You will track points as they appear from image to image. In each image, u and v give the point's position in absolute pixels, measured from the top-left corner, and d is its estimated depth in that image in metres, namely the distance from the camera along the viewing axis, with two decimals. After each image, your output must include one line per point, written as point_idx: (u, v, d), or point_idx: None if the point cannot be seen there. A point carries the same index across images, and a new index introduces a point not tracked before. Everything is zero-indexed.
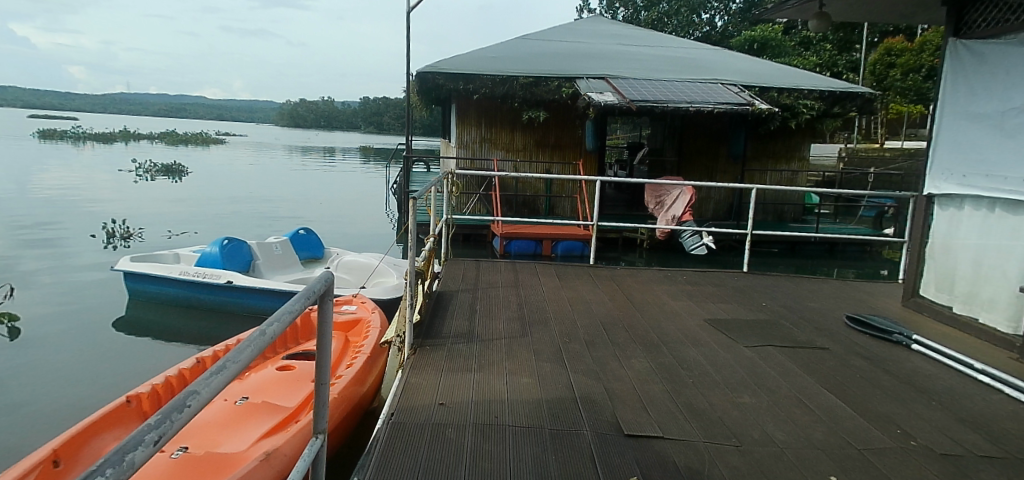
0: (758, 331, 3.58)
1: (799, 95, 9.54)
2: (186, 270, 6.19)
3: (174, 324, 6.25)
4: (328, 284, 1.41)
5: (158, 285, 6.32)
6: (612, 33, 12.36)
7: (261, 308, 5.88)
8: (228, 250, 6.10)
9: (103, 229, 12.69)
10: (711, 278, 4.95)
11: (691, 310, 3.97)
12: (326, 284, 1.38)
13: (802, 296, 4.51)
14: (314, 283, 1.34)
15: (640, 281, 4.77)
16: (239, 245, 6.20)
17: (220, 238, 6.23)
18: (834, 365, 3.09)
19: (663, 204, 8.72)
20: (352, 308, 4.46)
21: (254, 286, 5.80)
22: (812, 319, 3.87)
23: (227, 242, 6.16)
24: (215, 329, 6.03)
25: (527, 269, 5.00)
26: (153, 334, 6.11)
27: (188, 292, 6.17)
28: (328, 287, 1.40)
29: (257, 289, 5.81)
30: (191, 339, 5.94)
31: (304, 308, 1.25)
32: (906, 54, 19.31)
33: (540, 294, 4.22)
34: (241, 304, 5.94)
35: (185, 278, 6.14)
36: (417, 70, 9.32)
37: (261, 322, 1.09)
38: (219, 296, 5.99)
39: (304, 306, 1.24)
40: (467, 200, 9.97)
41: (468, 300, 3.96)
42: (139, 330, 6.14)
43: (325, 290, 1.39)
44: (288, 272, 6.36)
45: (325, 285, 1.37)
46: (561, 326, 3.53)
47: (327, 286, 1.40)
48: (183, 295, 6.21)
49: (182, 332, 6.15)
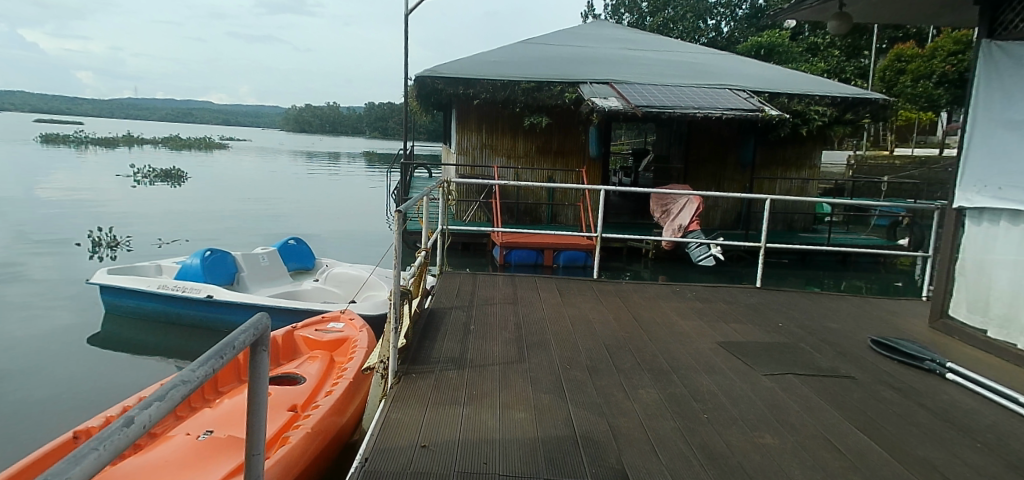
0: (776, 356, 3.28)
1: (810, 101, 9.26)
2: (165, 283, 5.89)
3: (156, 338, 5.98)
4: (259, 331, 1.15)
5: (138, 299, 6.03)
6: (617, 37, 12.11)
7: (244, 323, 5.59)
8: (209, 262, 5.81)
9: (98, 234, 12.49)
10: (722, 294, 4.65)
11: (702, 331, 3.68)
12: (259, 330, 1.15)
13: (821, 315, 4.21)
14: (237, 334, 1.07)
15: (646, 297, 4.48)
16: (222, 257, 5.91)
17: (201, 249, 5.93)
18: (862, 398, 2.80)
19: (670, 212, 8.50)
20: (339, 326, 4.15)
21: (236, 301, 5.51)
22: (834, 343, 3.57)
23: (209, 253, 5.85)
24: (199, 344, 5.76)
25: (526, 284, 4.70)
26: (133, 351, 5.83)
27: (170, 307, 5.88)
28: (258, 336, 1.14)
29: (240, 304, 5.52)
30: (171, 357, 5.65)
31: (212, 371, 0.97)
32: (917, 60, 19.00)
33: (541, 312, 3.93)
34: (223, 320, 5.65)
35: (164, 292, 5.85)
36: (416, 74, 9.08)
37: (133, 407, 0.82)
38: (201, 310, 5.70)
39: (213, 369, 0.97)
40: (466, 208, 9.69)
41: (462, 320, 3.67)
42: (116, 347, 5.86)
43: (258, 338, 1.15)
44: (274, 285, 6.07)
45: (257, 334, 1.13)
46: (562, 349, 3.25)
47: (260, 333, 1.16)
48: (163, 309, 5.92)
49: (165, 346, 5.89)
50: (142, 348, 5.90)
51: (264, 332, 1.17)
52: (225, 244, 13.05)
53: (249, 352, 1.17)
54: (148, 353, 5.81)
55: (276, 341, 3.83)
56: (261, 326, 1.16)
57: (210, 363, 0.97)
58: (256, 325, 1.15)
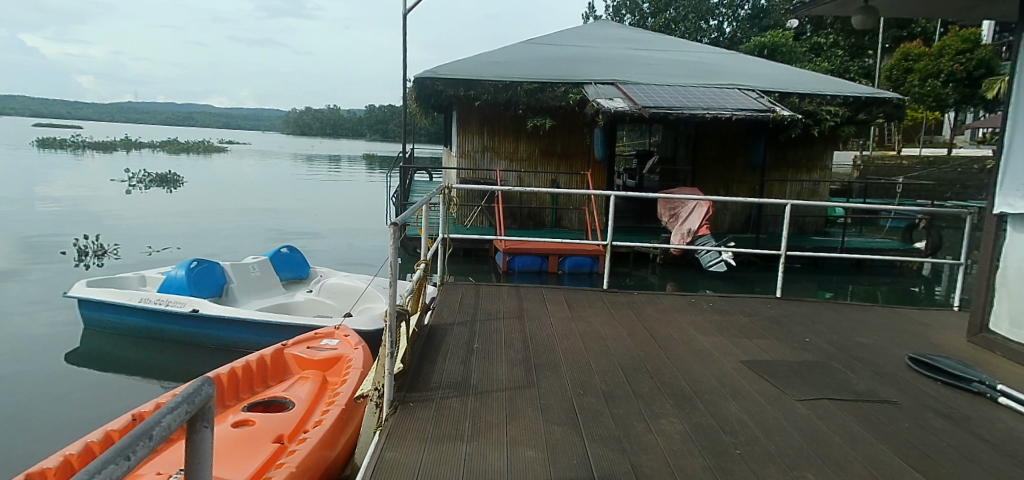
0: (808, 377, 3.00)
1: (821, 101, 8.96)
2: (147, 296, 5.59)
3: (139, 353, 5.68)
4: (193, 406, 0.88)
5: (119, 313, 5.73)
6: (622, 37, 11.86)
7: (234, 338, 5.31)
8: (195, 274, 5.52)
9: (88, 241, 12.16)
10: (741, 305, 4.38)
11: (724, 349, 3.40)
12: (194, 404, 0.87)
13: (848, 328, 3.92)
14: (160, 416, 0.80)
15: (661, 310, 4.19)
16: (210, 267, 5.62)
17: (186, 259, 5.63)
18: (909, 428, 2.51)
19: (678, 216, 8.22)
20: (333, 342, 3.87)
21: (224, 315, 5.23)
22: (869, 361, 3.28)
23: (196, 264, 5.56)
24: (185, 360, 5.46)
25: (532, 296, 4.42)
26: (115, 368, 5.53)
27: (153, 322, 5.59)
28: (192, 412, 0.87)
29: (229, 318, 5.23)
30: (157, 374, 5.37)
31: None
32: (924, 59, 18.71)
33: (550, 328, 3.65)
34: (212, 334, 5.37)
35: (147, 305, 5.56)
36: (416, 76, 8.82)
37: None
38: (187, 325, 5.42)
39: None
40: (468, 213, 9.44)
41: (464, 338, 3.39)
42: (97, 364, 5.56)
43: (191, 416, 0.87)
44: (264, 297, 5.79)
45: (189, 411, 0.85)
46: (574, 372, 2.97)
47: (197, 407, 0.88)
48: (146, 324, 5.62)
49: (149, 362, 5.59)
50: (125, 365, 5.60)
51: (204, 403, 0.90)
52: (219, 249, 12.71)
53: (188, 429, 0.91)
54: (131, 370, 5.51)
55: (265, 359, 3.54)
56: (198, 397, 0.89)
57: (107, 469, 0.70)
58: (191, 398, 0.87)
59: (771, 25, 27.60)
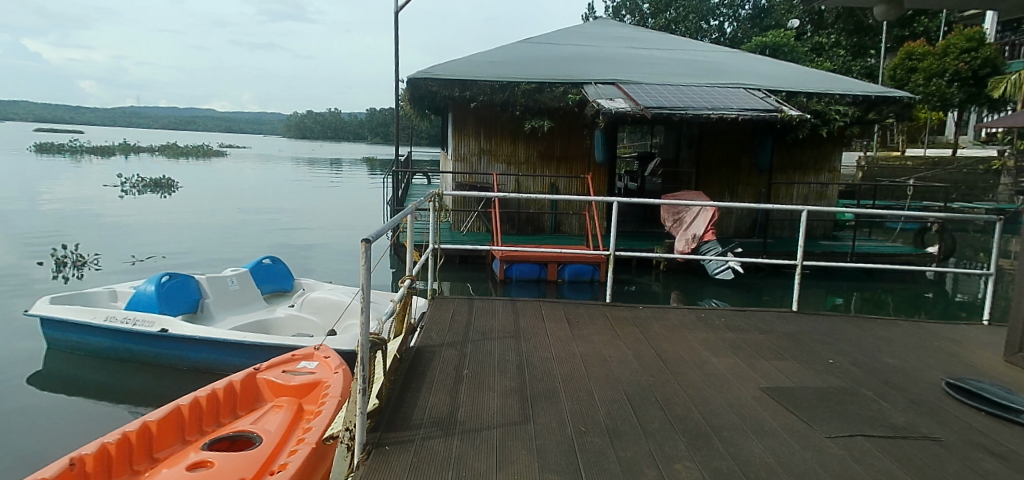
0: (836, 409, 2.70)
1: (831, 100, 8.61)
2: (112, 314, 5.26)
3: (106, 375, 5.33)
4: None
5: (84, 332, 5.39)
6: (623, 36, 11.56)
7: (209, 359, 4.99)
8: (166, 290, 5.16)
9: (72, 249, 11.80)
10: (754, 321, 4.06)
11: (740, 373, 3.08)
12: None
13: (873, 348, 3.60)
14: None
15: (668, 326, 3.87)
16: (182, 282, 5.26)
17: (156, 272, 5.23)
18: (959, 471, 2.19)
19: (683, 222, 7.93)
20: (312, 364, 3.52)
21: (198, 334, 4.92)
22: (902, 388, 2.98)
23: (167, 279, 5.18)
24: (157, 382, 5.13)
25: (529, 311, 4.10)
26: (81, 393, 5.19)
27: (120, 342, 5.26)
28: None
29: (204, 337, 4.91)
30: (129, 398, 5.05)
31: None
32: (929, 57, 18.35)
33: (548, 349, 3.32)
34: (185, 355, 5.05)
35: (113, 325, 5.22)
36: (409, 76, 8.49)
37: None
38: (157, 346, 5.11)
39: None
40: (464, 218, 9.14)
41: (452, 363, 3.07)
42: (62, 386, 5.24)
43: None
44: (241, 312, 5.48)
45: None
46: (575, 404, 2.65)
47: None
48: (112, 344, 5.28)
49: (118, 384, 5.26)
50: (91, 389, 5.25)
51: None
52: (208, 255, 12.33)
53: None
54: (100, 393, 5.17)
55: (234, 386, 3.22)
56: None
57: None
58: None
59: (772, 25, 27.36)
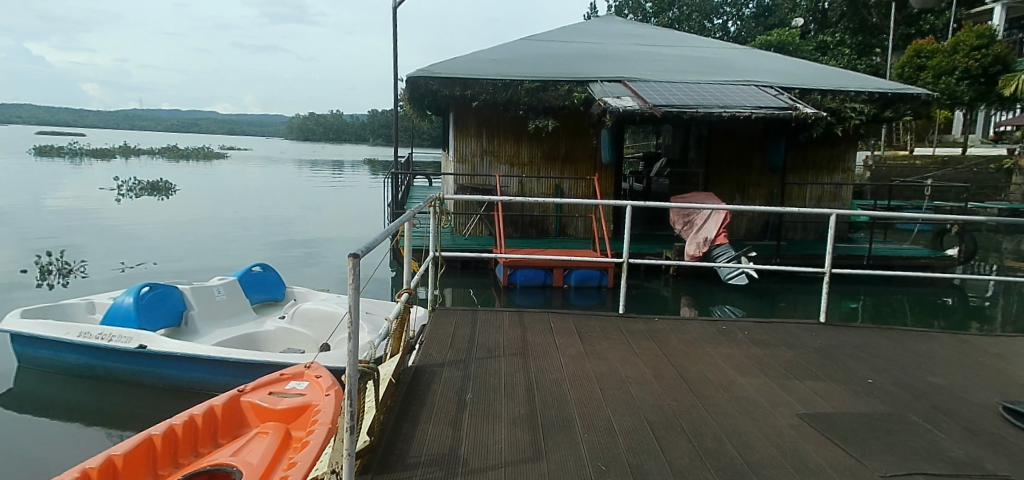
0: (886, 440, 2.40)
1: (846, 98, 8.31)
2: (86, 331, 4.95)
3: (84, 394, 5.03)
4: None
5: (56, 349, 5.09)
6: (629, 33, 11.26)
7: (194, 378, 4.70)
8: (145, 303, 4.85)
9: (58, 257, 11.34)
10: (781, 334, 3.77)
11: (771, 396, 2.80)
12: None
13: (913, 364, 3.31)
14: None
15: (688, 340, 3.59)
16: (164, 293, 4.95)
17: (136, 283, 4.91)
18: None
19: (693, 225, 7.63)
20: (303, 385, 3.19)
21: (182, 351, 4.63)
22: (955, 414, 2.69)
23: (147, 290, 4.87)
24: (138, 403, 4.84)
25: (537, 325, 3.81)
26: (58, 415, 4.90)
27: (95, 359, 4.96)
28: None
29: (189, 355, 4.62)
30: (110, 420, 4.77)
31: None
32: (937, 55, 18.06)
33: (559, 369, 3.02)
34: (167, 373, 4.77)
35: (88, 341, 4.92)
36: (408, 74, 8.20)
37: None
38: (134, 364, 4.83)
39: None
40: (466, 221, 8.88)
41: (454, 387, 2.77)
42: (37, 409, 4.98)
43: None
44: (227, 324, 5.19)
45: None
46: (592, 435, 2.36)
47: None
48: (88, 362, 5.00)
49: (95, 406, 4.97)
50: (69, 410, 4.98)
51: None
52: (203, 259, 12.01)
53: None
54: (78, 415, 4.88)
55: (213, 411, 2.92)
56: None
57: None
58: None
59: (775, 24, 27.10)
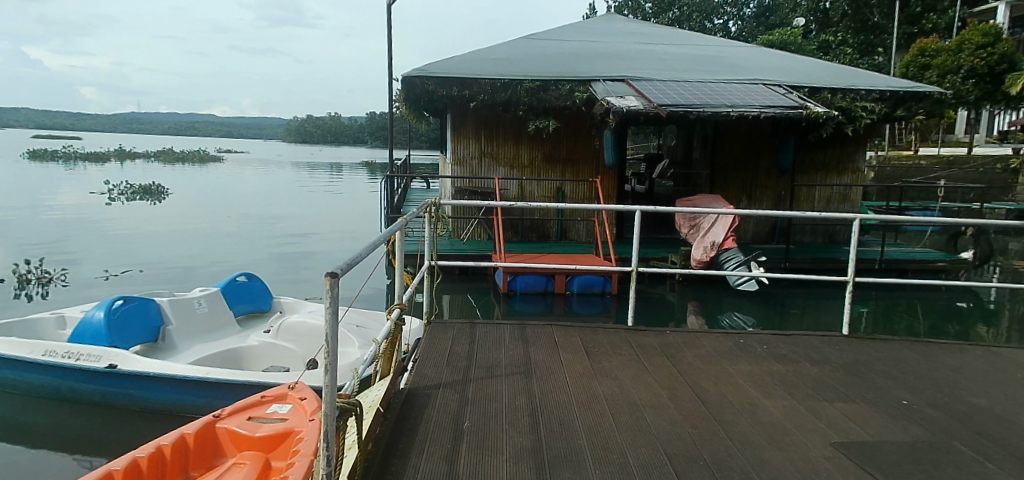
0: (936, 474, 2.13)
1: (856, 97, 8.09)
2: (52, 349, 4.68)
3: (55, 417, 4.76)
4: None
5: (19, 370, 4.80)
6: (631, 31, 11.02)
7: (173, 400, 4.44)
8: (117, 318, 4.58)
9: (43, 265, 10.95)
10: (802, 349, 3.50)
11: (802, 422, 2.52)
12: None
13: (949, 382, 3.05)
14: None
15: (703, 355, 3.32)
16: (139, 307, 4.70)
17: (108, 297, 4.66)
18: None
19: (699, 228, 7.37)
20: (285, 408, 2.93)
21: (161, 372, 4.36)
22: (1006, 442, 2.42)
23: (121, 304, 4.62)
24: (114, 427, 4.59)
25: (540, 338, 3.54)
26: (28, 440, 4.65)
27: (61, 380, 4.68)
28: None
29: (169, 375, 4.35)
30: (83, 447, 4.50)
31: None
32: (942, 54, 17.84)
33: (566, 391, 2.76)
34: (144, 394, 4.49)
35: (54, 361, 4.63)
36: (404, 74, 7.96)
37: None
38: (104, 385, 4.55)
39: None
40: (465, 226, 8.62)
41: (451, 414, 2.49)
42: (5, 435, 4.72)
43: None
44: (206, 339, 4.94)
45: None
46: (606, 470, 2.08)
47: None
48: (53, 383, 4.71)
49: (65, 431, 4.69)
50: (40, 435, 4.71)
51: None
52: (194, 264, 11.71)
53: None
54: (48, 442, 4.60)
55: (185, 439, 2.69)
56: None
57: None
58: None
59: (777, 24, 26.90)
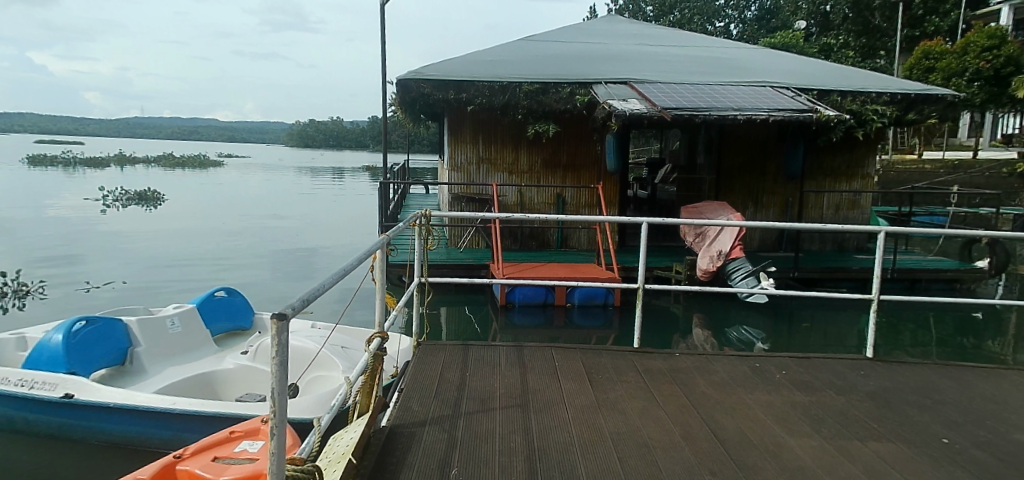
0: None
1: (867, 99, 7.80)
2: (7, 377, 4.43)
3: (14, 450, 4.48)
4: None
5: None
6: (633, 32, 10.76)
7: (141, 431, 4.15)
8: (78, 341, 4.29)
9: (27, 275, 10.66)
10: (824, 374, 3.21)
11: (835, 467, 2.22)
12: None
13: (992, 416, 2.75)
14: None
15: (718, 382, 3.03)
16: (104, 329, 4.43)
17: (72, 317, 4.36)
18: None
19: (705, 237, 7.06)
20: (255, 446, 2.66)
21: (129, 400, 4.09)
22: None
23: (84, 324, 4.34)
24: (79, 459, 4.32)
25: (539, 363, 3.25)
26: None
27: (18, 410, 4.41)
28: None
29: (138, 404, 4.07)
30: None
31: None
32: (947, 56, 17.58)
33: (568, 430, 2.45)
34: (109, 424, 4.21)
35: (6, 389, 4.39)
36: (398, 77, 7.70)
37: None
38: (61, 416, 4.27)
39: None
40: (462, 234, 8.35)
41: (438, 460, 2.19)
42: None
43: None
44: (176, 363, 4.68)
45: None
46: None
47: None
48: (9, 413, 4.45)
49: (25, 464, 4.40)
50: None
51: None
52: (185, 271, 11.43)
53: None
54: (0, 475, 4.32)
55: None
56: None
57: None
58: None
59: (778, 27, 26.67)
